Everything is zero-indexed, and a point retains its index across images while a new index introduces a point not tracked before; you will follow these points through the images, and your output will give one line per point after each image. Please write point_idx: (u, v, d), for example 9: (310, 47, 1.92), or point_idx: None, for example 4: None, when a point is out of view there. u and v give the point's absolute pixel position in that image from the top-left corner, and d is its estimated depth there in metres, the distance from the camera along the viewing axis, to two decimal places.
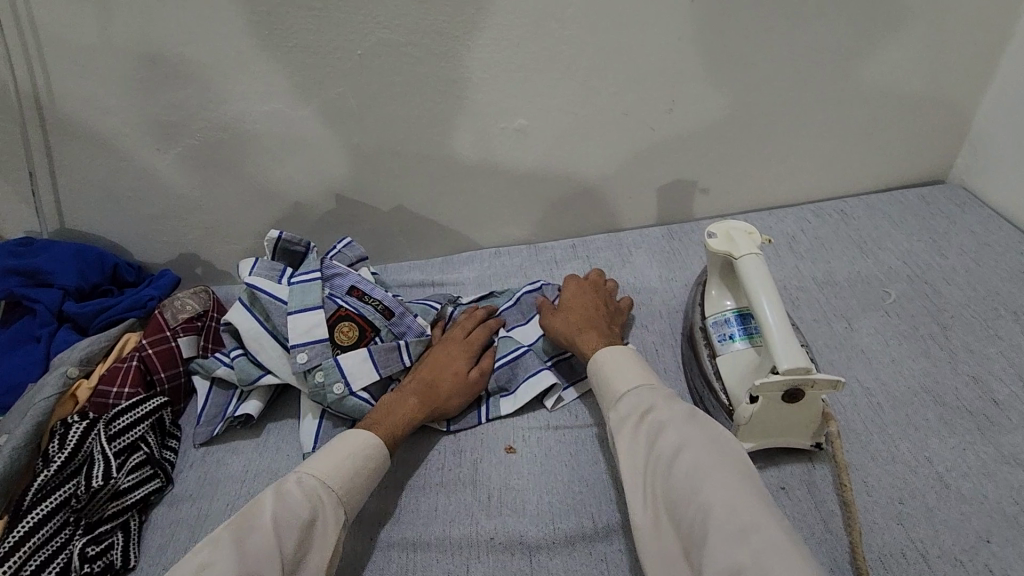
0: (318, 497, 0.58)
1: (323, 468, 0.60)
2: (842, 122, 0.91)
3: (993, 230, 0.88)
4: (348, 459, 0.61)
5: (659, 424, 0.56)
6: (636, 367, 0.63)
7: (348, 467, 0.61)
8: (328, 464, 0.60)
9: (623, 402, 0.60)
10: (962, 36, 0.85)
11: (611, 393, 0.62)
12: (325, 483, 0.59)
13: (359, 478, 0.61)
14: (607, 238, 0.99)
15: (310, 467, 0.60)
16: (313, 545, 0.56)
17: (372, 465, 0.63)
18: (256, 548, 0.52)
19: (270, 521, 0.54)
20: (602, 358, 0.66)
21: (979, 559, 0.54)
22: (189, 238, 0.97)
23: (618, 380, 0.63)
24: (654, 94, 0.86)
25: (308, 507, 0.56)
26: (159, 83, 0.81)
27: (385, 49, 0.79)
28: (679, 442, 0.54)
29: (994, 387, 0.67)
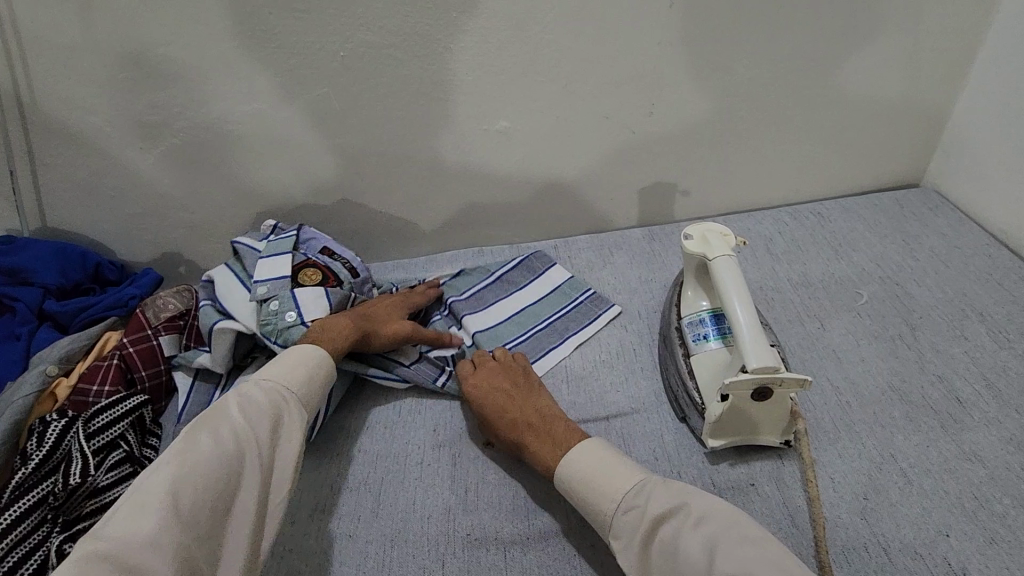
0: (279, 396, 0.63)
1: (278, 373, 0.65)
2: (818, 126, 0.93)
3: (964, 233, 0.90)
4: (301, 364, 0.67)
5: (669, 543, 0.51)
6: (613, 467, 0.59)
7: (304, 371, 0.67)
8: (284, 370, 0.66)
9: (619, 522, 0.55)
10: (935, 44, 0.87)
11: (601, 516, 0.57)
12: (284, 386, 0.64)
13: (313, 377, 0.67)
14: (589, 239, 1.00)
15: (266, 374, 0.65)
16: (282, 433, 0.60)
17: (323, 369, 0.68)
18: (231, 435, 0.57)
19: (235, 414, 0.59)
20: (580, 466, 0.60)
21: (938, 552, 0.56)
22: (172, 237, 0.98)
23: (606, 492, 0.57)
24: (635, 98, 0.87)
25: (269, 402, 0.61)
26: (141, 83, 0.81)
27: (368, 51, 0.80)
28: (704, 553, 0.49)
29: (958, 386, 0.69)
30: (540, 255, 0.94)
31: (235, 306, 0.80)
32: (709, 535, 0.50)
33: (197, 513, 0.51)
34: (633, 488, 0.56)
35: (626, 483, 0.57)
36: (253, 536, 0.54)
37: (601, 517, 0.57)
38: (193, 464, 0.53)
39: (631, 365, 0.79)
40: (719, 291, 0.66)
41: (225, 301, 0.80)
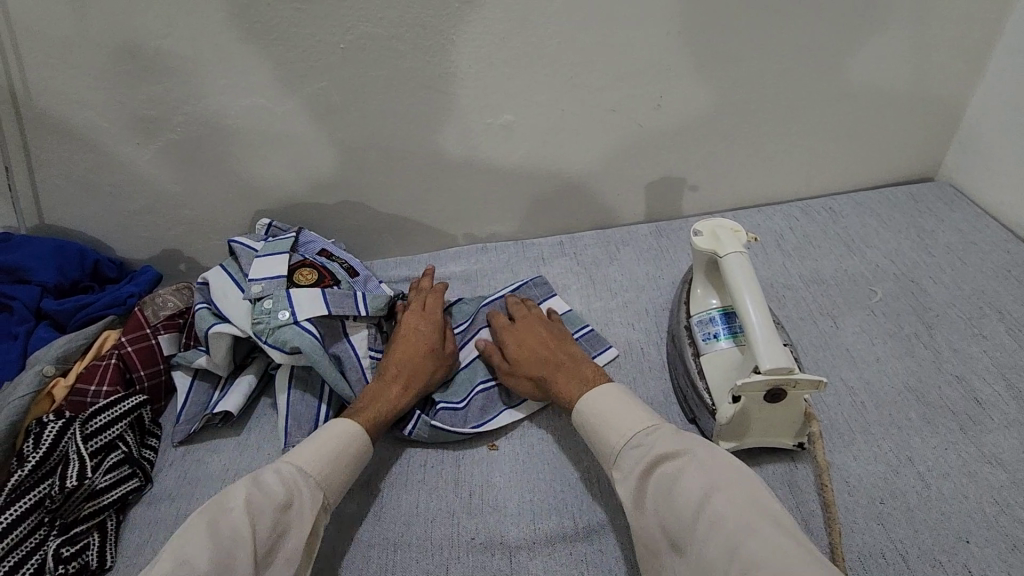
0: (296, 482, 0.57)
1: (302, 455, 0.59)
2: (831, 119, 0.91)
3: (981, 228, 0.88)
4: (330, 442, 0.61)
5: (668, 482, 0.53)
6: (631, 409, 0.60)
7: (331, 450, 0.61)
8: (307, 449, 0.60)
9: (625, 457, 0.57)
10: (952, 34, 0.84)
11: (609, 449, 0.59)
12: (303, 468, 0.58)
13: (338, 464, 0.61)
14: (595, 235, 0.98)
15: (292, 454, 0.60)
16: (292, 525, 0.55)
17: (356, 447, 0.62)
18: (230, 527, 0.52)
19: (242, 499, 0.54)
20: (598, 404, 0.62)
21: (958, 559, 0.54)
22: (172, 234, 0.96)
23: (612, 431, 0.60)
24: (642, 90, 0.85)
25: (283, 490, 0.56)
26: (137, 77, 0.79)
27: (369, 43, 0.78)
28: (696, 502, 0.50)
29: (977, 386, 0.67)
30: (539, 283, 0.88)
31: (229, 307, 0.77)
32: (707, 485, 0.51)
33: None
34: (646, 429, 0.58)
35: (637, 424, 0.59)
36: None
37: (611, 453, 0.59)
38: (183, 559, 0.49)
39: (639, 365, 0.78)
40: (730, 289, 0.64)
41: (219, 302, 0.77)
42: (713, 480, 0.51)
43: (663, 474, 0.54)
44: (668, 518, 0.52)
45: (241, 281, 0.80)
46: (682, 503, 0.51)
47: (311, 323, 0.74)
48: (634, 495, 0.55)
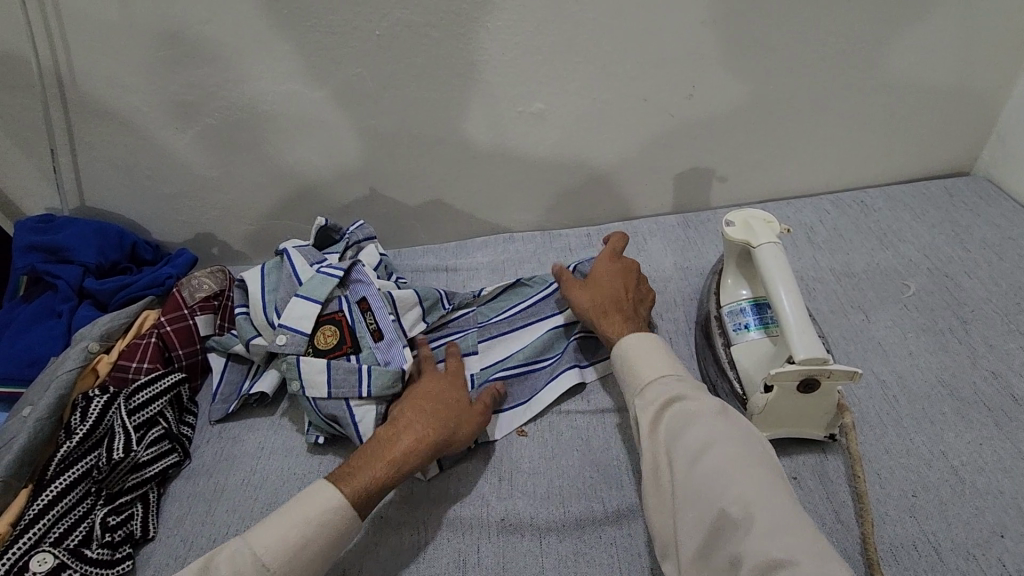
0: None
1: (263, 541, 0.53)
2: (865, 110, 0.90)
3: (1018, 224, 0.86)
4: (301, 525, 0.55)
5: (683, 416, 0.56)
6: (662, 354, 0.63)
7: (293, 539, 0.54)
8: (269, 535, 0.54)
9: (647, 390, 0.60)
10: (996, 24, 0.82)
11: (636, 382, 0.62)
12: (260, 562, 0.52)
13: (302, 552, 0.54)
14: (622, 226, 0.98)
15: (254, 537, 0.54)
16: None
17: (341, 523, 0.56)
18: None
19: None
20: (637, 343, 0.64)
21: (992, 553, 0.54)
22: (206, 218, 0.98)
23: (644, 366, 0.62)
24: (675, 79, 0.85)
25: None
26: (178, 62, 0.81)
27: (404, 31, 0.79)
28: (699, 434, 0.53)
29: (1013, 383, 0.66)
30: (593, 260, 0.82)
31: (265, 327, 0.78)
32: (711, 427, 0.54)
33: None
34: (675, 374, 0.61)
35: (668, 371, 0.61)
36: None
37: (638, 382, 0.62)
38: None
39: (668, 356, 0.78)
40: (763, 280, 0.64)
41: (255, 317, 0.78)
42: (717, 426, 0.54)
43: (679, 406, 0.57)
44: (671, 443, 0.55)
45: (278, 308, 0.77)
46: (686, 430, 0.54)
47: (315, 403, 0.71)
48: (650, 419, 0.57)
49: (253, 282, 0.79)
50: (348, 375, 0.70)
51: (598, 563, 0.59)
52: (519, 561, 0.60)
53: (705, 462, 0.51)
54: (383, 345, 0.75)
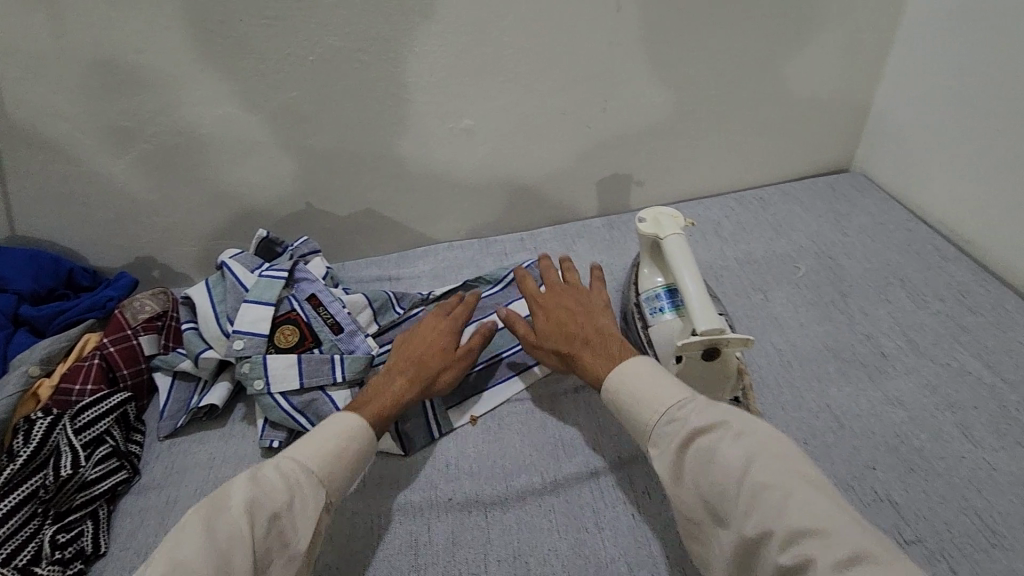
0: (298, 477, 0.57)
1: (304, 451, 0.59)
2: (757, 118, 1.02)
3: (888, 211, 1.00)
4: (334, 446, 0.60)
5: (708, 456, 0.52)
6: (661, 379, 0.60)
7: (330, 447, 0.60)
8: (310, 445, 0.60)
9: (654, 436, 0.57)
10: (855, 41, 0.96)
11: (644, 427, 0.58)
12: (304, 464, 0.58)
13: (294, 476, 0.57)
14: (553, 230, 1.06)
15: (291, 451, 0.59)
16: (236, 529, 0.51)
17: (358, 444, 0.62)
18: (187, 535, 0.50)
19: (246, 500, 0.53)
20: (634, 385, 0.61)
21: (868, 483, 0.63)
22: (146, 241, 0.99)
23: (647, 406, 0.58)
24: (589, 94, 0.94)
25: (238, 499, 0.53)
26: (113, 89, 0.83)
27: (335, 56, 0.84)
28: (739, 473, 0.50)
29: (883, 342, 0.77)
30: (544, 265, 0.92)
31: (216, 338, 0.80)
32: (745, 453, 0.51)
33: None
34: (678, 400, 0.57)
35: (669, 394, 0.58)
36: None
37: (644, 427, 0.58)
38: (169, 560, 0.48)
39: None
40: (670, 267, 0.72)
41: (205, 329, 0.81)
42: (750, 461, 0.50)
43: (700, 450, 0.53)
44: (712, 501, 0.51)
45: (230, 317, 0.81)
46: (718, 475, 0.51)
47: (285, 399, 0.75)
48: (670, 465, 0.54)
49: (200, 298, 0.82)
50: (321, 364, 0.77)
51: (539, 528, 0.64)
52: (467, 535, 0.65)
53: (750, 512, 0.48)
54: (344, 335, 0.81)
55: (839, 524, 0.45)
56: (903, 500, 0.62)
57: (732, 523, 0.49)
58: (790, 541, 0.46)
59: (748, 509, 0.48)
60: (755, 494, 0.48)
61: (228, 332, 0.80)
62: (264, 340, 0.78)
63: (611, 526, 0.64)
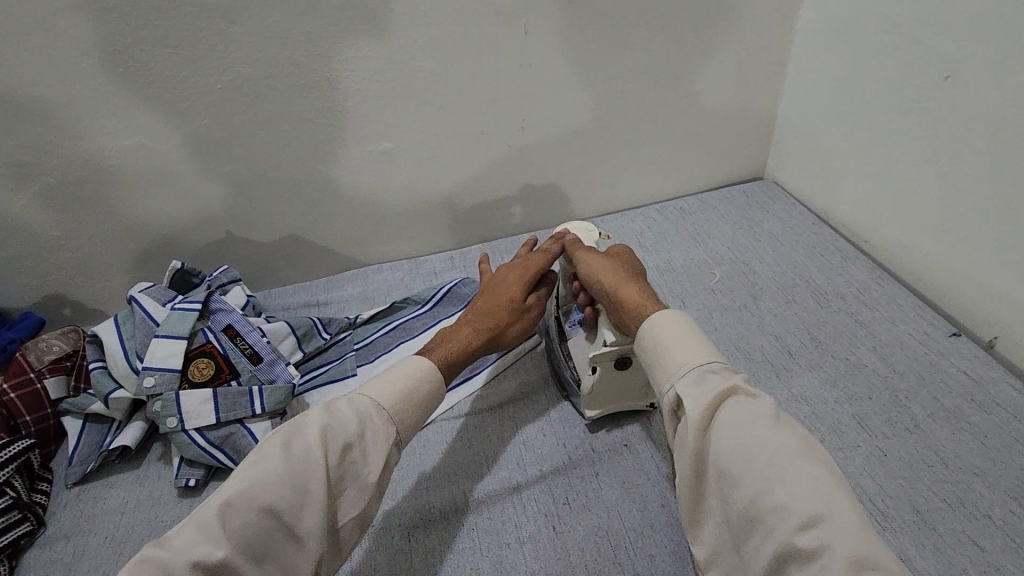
0: (369, 415, 0.55)
1: (379, 390, 0.57)
2: (671, 132, 1.06)
3: (796, 216, 1.06)
4: (399, 381, 0.58)
5: (739, 420, 0.47)
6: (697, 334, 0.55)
7: (402, 388, 0.58)
8: (385, 385, 0.57)
9: (687, 380, 0.52)
10: (755, 57, 1.02)
11: (672, 366, 0.53)
12: (379, 403, 0.56)
13: (373, 415, 0.55)
14: (481, 247, 1.07)
15: (368, 389, 0.57)
16: (309, 469, 0.50)
17: (427, 391, 0.59)
18: (265, 465, 0.49)
19: (319, 429, 0.52)
20: (662, 328, 0.56)
21: None
22: (54, 278, 0.95)
23: (679, 352, 0.54)
24: (508, 114, 0.96)
25: (316, 436, 0.51)
26: (6, 123, 0.80)
27: (246, 83, 0.84)
28: (765, 446, 0.45)
29: (789, 341, 0.81)
30: (469, 282, 0.94)
31: (124, 377, 0.77)
32: (773, 432, 0.46)
33: (250, 533, 0.47)
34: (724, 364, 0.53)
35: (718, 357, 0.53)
36: (277, 524, 0.48)
37: (676, 367, 0.53)
38: (251, 492, 0.48)
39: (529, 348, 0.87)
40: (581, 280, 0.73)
41: (112, 364, 0.77)
42: (774, 435, 0.46)
43: (730, 413, 0.48)
44: (717, 455, 0.47)
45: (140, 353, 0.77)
46: (740, 435, 0.46)
47: (201, 435, 0.73)
48: (701, 403, 0.49)
49: (108, 335, 0.79)
50: (239, 397, 0.75)
51: (460, 547, 0.64)
52: (388, 560, 0.64)
53: (761, 490, 0.44)
54: (263, 364, 0.79)
55: (841, 509, 0.41)
56: None
57: (742, 488, 0.45)
58: (806, 526, 0.41)
59: (766, 479, 0.44)
60: (771, 462, 0.44)
61: (138, 369, 0.77)
62: (177, 375, 0.75)
63: (531, 539, 0.64)
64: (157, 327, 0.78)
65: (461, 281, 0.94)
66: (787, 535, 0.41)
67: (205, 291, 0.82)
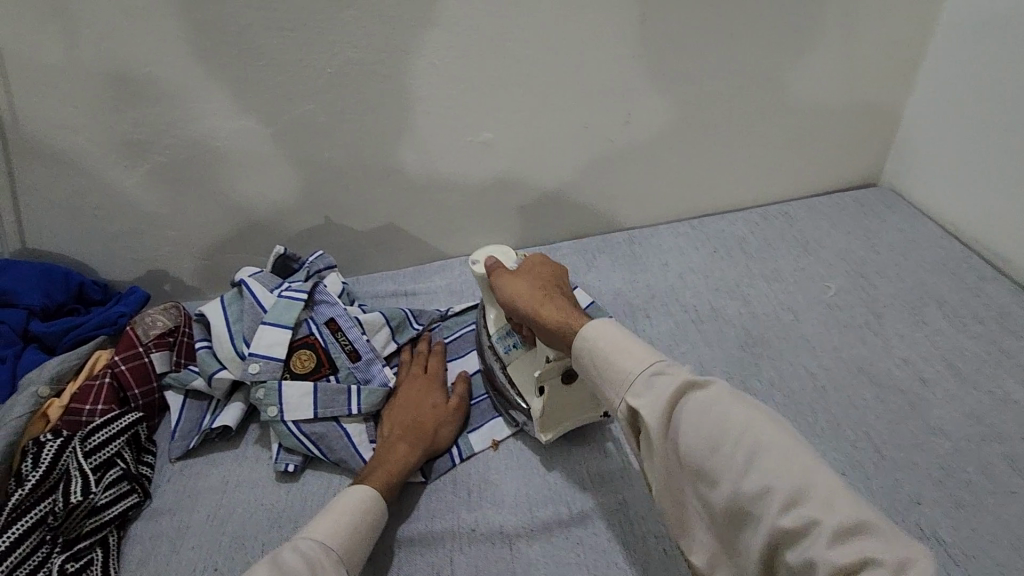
0: (321, 558, 0.55)
1: (321, 529, 0.57)
2: (784, 129, 0.98)
3: (919, 227, 0.98)
4: (347, 513, 0.59)
5: (706, 412, 0.45)
6: (633, 340, 0.54)
7: (344, 523, 0.59)
8: (325, 523, 0.58)
9: (637, 388, 0.50)
10: (887, 52, 0.93)
11: (620, 379, 0.52)
12: (325, 544, 0.56)
13: (325, 561, 0.54)
14: (572, 244, 1.03)
15: (311, 531, 0.57)
16: None
17: (372, 517, 0.61)
18: None
19: None
20: (601, 347, 0.55)
21: (912, 520, 0.61)
22: (158, 255, 0.98)
23: (621, 362, 0.52)
24: (613, 107, 0.91)
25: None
26: (127, 102, 0.81)
27: (354, 67, 0.82)
28: (733, 431, 0.44)
29: (922, 367, 0.75)
30: None
31: (229, 358, 0.78)
32: (741, 416, 0.44)
33: None
34: (670, 362, 0.51)
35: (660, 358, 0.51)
36: None
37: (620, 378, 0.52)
38: None
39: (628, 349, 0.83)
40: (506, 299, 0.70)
41: (216, 346, 0.79)
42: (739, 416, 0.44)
43: (689, 407, 0.46)
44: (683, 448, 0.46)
45: (247, 338, 0.79)
46: (704, 426, 0.45)
47: (298, 428, 0.73)
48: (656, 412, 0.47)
49: (213, 317, 0.80)
50: (337, 394, 0.75)
51: (566, 562, 0.62)
52: (492, 569, 0.62)
53: (743, 475, 0.42)
54: (361, 362, 0.78)
55: (820, 476, 0.41)
56: (950, 538, 0.59)
57: (721, 482, 0.43)
58: (791, 503, 0.40)
59: (739, 470, 0.42)
60: (740, 443, 0.43)
61: (243, 354, 0.78)
62: (281, 365, 0.76)
63: (642, 561, 0.61)
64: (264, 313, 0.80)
65: None
66: (773, 519, 0.40)
67: (310, 282, 0.83)
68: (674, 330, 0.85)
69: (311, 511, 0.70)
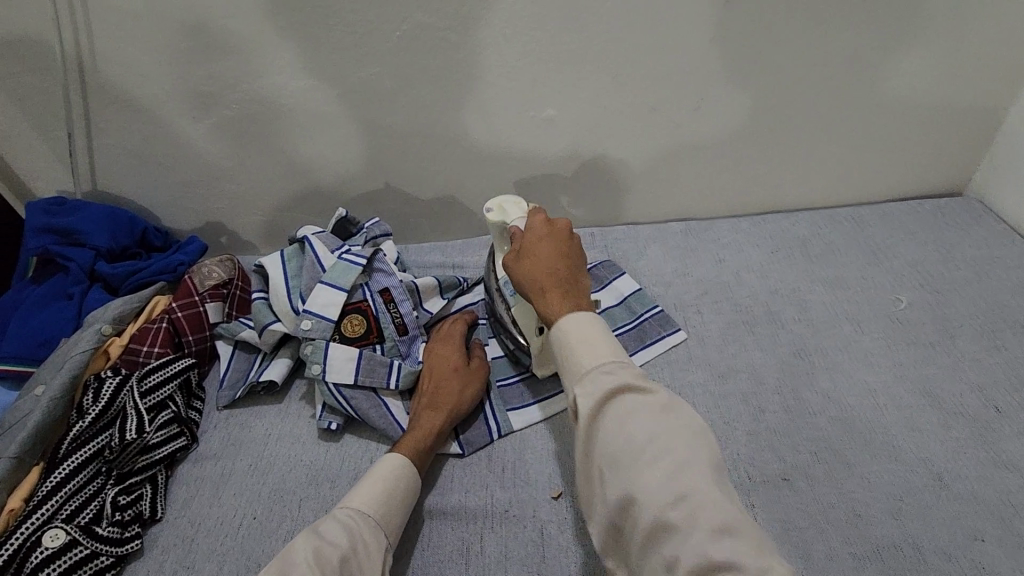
0: (357, 526, 0.56)
1: (356, 497, 0.59)
2: (869, 127, 0.92)
3: (1005, 245, 0.91)
4: (378, 483, 0.60)
5: (626, 416, 0.48)
6: (603, 340, 0.54)
7: (380, 491, 0.60)
8: (363, 491, 0.59)
9: (588, 386, 0.51)
10: (998, 51, 0.85)
11: (577, 372, 0.53)
12: (362, 510, 0.58)
13: (359, 527, 0.56)
14: (626, 230, 1.00)
15: (347, 500, 0.59)
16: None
17: (405, 484, 0.62)
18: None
19: (308, 549, 0.52)
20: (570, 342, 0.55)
21: (970, 555, 0.57)
22: (216, 207, 1.00)
23: (580, 355, 0.53)
24: (686, 91, 0.87)
25: (306, 555, 0.51)
26: (198, 54, 0.82)
27: (423, 32, 0.80)
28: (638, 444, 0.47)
29: (996, 396, 0.70)
30: (609, 265, 0.91)
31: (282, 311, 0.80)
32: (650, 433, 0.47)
33: None
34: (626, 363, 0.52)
35: (618, 356, 0.52)
36: None
37: (579, 378, 0.53)
38: None
39: (676, 343, 0.80)
40: None
41: (273, 299, 0.81)
42: (651, 424, 0.47)
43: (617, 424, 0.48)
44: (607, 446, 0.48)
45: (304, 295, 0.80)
46: (620, 443, 0.47)
47: (338, 390, 0.74)
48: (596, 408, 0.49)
49: (273, 269, 0.82)
50: (377, 365, 0.76)
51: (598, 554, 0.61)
52: (521, 551, 0.62)
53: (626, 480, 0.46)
54: (408, 337, 0.80)
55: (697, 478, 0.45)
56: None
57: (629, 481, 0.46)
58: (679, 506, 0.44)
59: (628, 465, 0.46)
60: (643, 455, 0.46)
61: (297, 310, 0.79)
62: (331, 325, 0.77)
63: None
64: (324, 271, 0.80)
65: (601, 264, 0.91)
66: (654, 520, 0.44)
67: (370, 248, 0.83)
68: (725, 330, 0.82)
69: (348, 472, 0.71)
